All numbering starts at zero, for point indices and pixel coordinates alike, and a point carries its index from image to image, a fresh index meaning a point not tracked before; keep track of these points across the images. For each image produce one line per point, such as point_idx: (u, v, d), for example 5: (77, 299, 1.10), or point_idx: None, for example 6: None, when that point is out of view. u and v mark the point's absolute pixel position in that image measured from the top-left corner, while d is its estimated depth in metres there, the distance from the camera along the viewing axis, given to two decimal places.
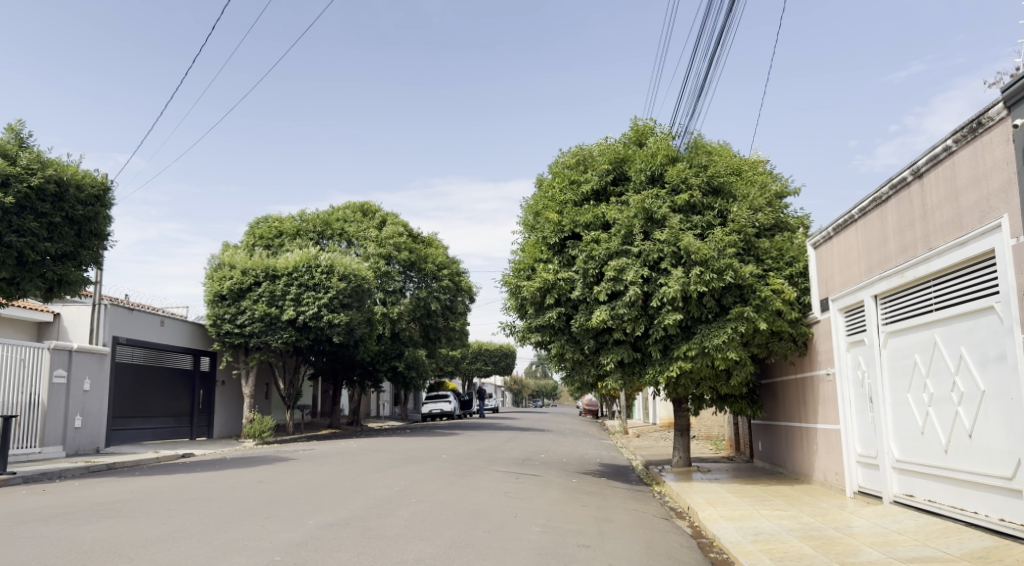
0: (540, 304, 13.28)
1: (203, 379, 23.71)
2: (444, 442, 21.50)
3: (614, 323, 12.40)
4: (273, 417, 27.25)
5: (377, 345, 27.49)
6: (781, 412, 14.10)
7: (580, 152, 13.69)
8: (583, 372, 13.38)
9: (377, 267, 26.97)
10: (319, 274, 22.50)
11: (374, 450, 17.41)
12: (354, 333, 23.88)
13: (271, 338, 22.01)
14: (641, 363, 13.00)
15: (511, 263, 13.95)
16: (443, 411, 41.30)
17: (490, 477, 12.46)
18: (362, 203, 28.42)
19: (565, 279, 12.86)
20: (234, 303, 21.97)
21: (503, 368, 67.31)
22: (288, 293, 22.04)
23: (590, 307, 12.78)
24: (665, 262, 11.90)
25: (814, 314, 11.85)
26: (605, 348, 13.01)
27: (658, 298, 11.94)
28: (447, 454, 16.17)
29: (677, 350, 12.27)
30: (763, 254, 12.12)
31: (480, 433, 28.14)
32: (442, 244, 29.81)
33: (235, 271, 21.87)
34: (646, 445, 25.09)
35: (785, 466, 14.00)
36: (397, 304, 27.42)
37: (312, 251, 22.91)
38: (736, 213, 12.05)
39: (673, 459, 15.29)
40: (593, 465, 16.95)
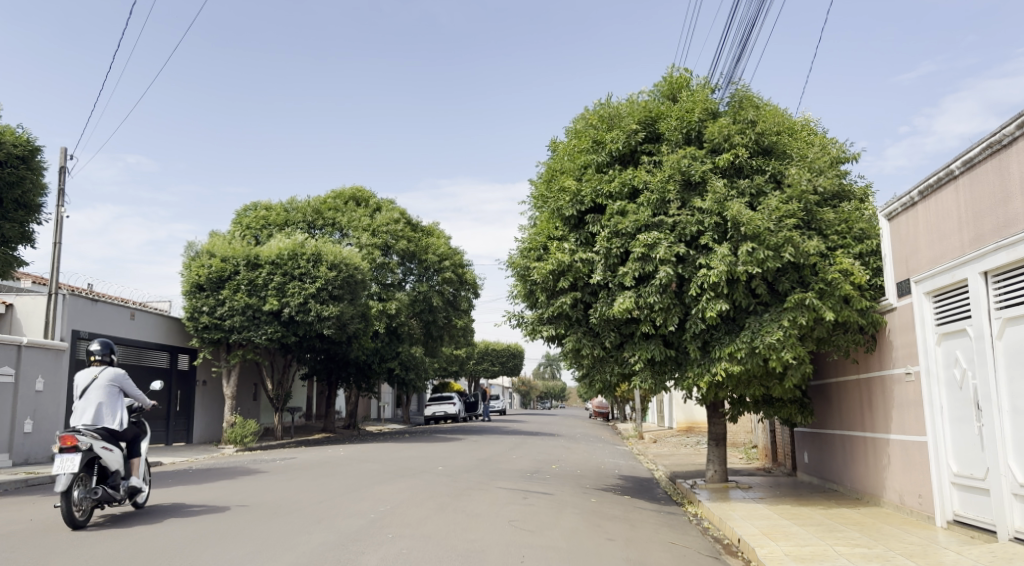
0: (554, 291, 11.22)
1: (180, 379, 21.71)
2: (444, 449, 19.38)
3: (644, 314, 10.35)
4: (260, 422, 25.10)
5: (373, 343, 25.47)
6: (838, 420, 11.90)
7: (604, 108, 11.50)
8: (603, 372, 11.27)
9: (372, 258, 25.00)
10: (306, 262, 20.53)
11: (362, 461, 15.31)
12: (346, 328, 21.83)
13: (255, 334, 20.03)
14: (674, 360, 10.96)
15: (517, 241, 11.86)
16: (447, 414, 39.15)
17: (492, 499, 10.33)
18: (357, 189, 26.38)
19: (583, 261, 10.77)
20: (213, 294, 20.04)
21: (511, 369, 65.05)
22: (271, 283, 20.13)
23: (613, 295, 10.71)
24: (706, 237, 9.84)
25: (889, 301, 9.70)
26: (631, 342, 11.01)
27: (697, 283, 9.88)
28: (444, 465, 14.05)
29: (719, 347, 10.19)
30: (826, 227, 9.94)
31: (485, 438, 25.96)
32: (444, 234, 27.68)
33: (213, 259, 19.98)
34: (668, 453, 22.90)
35: (843, 484, 11.80)
36: (394, 298, 25.33)
37: (300, 237, 20.95)
38: (794, 177, 9.90)
39: (707, 474, 13.12)
40: (611, 478, 14.79)
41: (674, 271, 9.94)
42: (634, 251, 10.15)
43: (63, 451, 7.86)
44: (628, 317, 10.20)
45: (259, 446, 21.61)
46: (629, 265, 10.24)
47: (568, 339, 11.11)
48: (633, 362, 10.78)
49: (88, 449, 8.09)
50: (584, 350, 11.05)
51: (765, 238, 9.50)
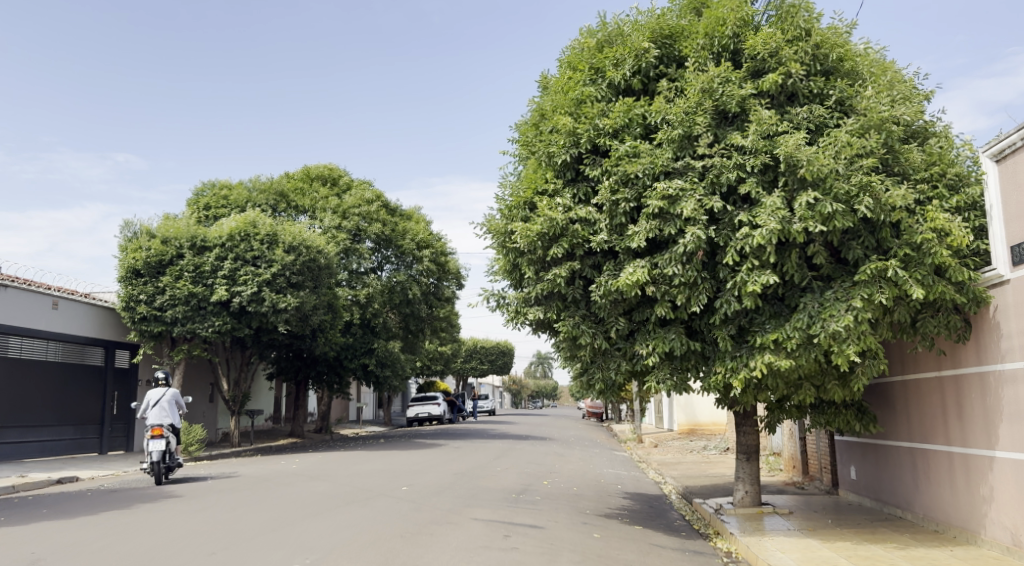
0: (547, 263, 8.89)
1: (119, 379, 19.00)
2: (417, 459, 16.75)
3: (662, 291, 7.84)
4: (212, 432, 22.34)
5: (344, 338, 22.93)
6: (907, 429, 9.35)
7: (607, 27, 8.97)
8: (607, 368, 8.72)
9: (338, 242, 22.44)
10: (260, 244, 17.80)
11: (314, 476, 12.67)
12: (309, 321, 19.06)
13: (200, 327, 17.33)
14: (700, 355, 8.35)
15: (498, 200, 9.49)
16: (431, 416, 36.49)
17: (460, 540, 7.69)
18: (327, 167, 23.83)
19: (582, 221, 8.45)
20: (152, 281, 17.36)
21: (501, 368, 62.36)
22: (219, 269, 17.36)
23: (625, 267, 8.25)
24: (747, 185, 7.32)
25: (998, 272, 7.12)
26: (643, 332, 8.50)
27: (735, 248, 7.33)
28: (409, 484, 11.42)
29: (760, 333, 7.57)
30: (913, 171, 7.37)
31: (467, 444, 23.36)
32: (424, 217, 25.12)
33: (153, 241, 17.32)
34: (674, 461, 20.32)
35: (914, 512, 9.23)
36: (364, 284, 22.86)
37: (254, 215, 18.20)
38: (868, 102, 7.35)
39: (735, 496, 10.58)
40: (615, 498, 12.20)
41: (706, 231, 7.44)
42: (649, 205, 7.69)
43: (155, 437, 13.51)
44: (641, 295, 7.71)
45: (208, 455, 18.87)
46: (641, 224, 7.75)
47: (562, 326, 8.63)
48: (645, 356, 8.24)
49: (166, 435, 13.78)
50: (582, 338, 8.56)
51: (832, 184, 6.95)
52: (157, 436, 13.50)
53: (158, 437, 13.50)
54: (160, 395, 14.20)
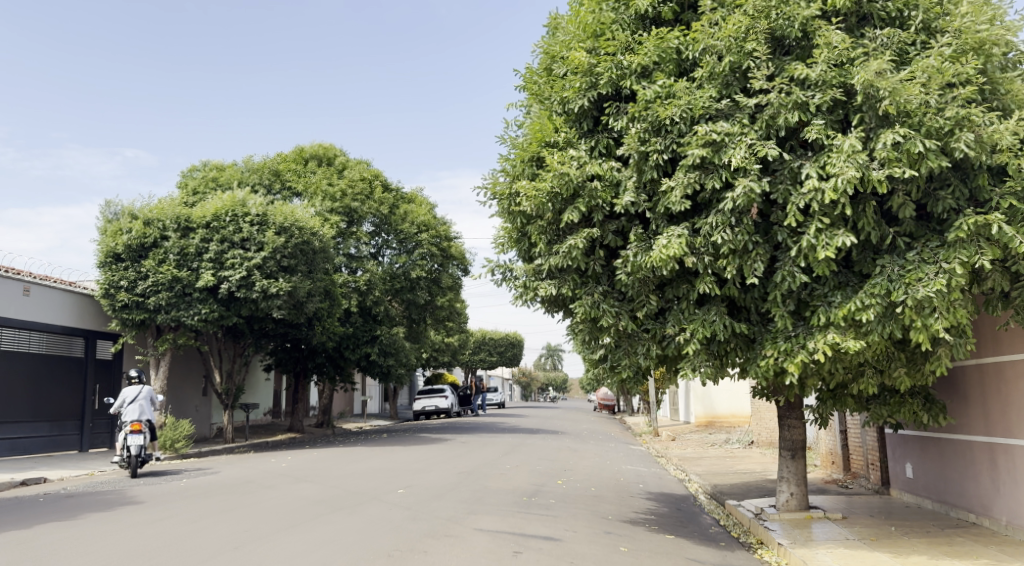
0: (561, 231, 7.57)
1: (101, 371, 17.78)
2: (419, 455, 15.48)
3: (703, 257, 6.53)
4: (206, 428, 21.05)
5: (343, 327, 21.70)
6: (987, 422, 7.95)
7: None
8: (631, 352, 7.38)
9: (334, 226, 21.26)
10: (249, 226, 16.48)
11: (301, 476, 11.40)
12: (304, 309, 17.72)
13: (186, 315, 16.07)
14: (745, 337, 6.96)
15: (501, 157, 8.23)
16: (438, 408, 35.25)
17: (462, 558, 6.36)
18: (324, 146, 22.57)
19: (603, 178, 7.11)
20: (134, 266, 16.08)
21: (510, 359, 61.11)
22: (206, 251, 16.09)
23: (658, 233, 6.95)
24: (812, 125, 5.97)
25: None
26: (676, 309, 7.17)
27: (795, 204, 6.00)
28: (406, 486, 10.12)
29: (823, 308, 6.25)
30: (1017, 104, 5.98)
31: (474, 438, 22.06)
32: (427, 199, 23.90)
33: (135, 223, 16.04)
34: (696, 456, 18.97)
35: (994, 519, 7.86)
36: (364, 269, 21.70)
37: (243, 195, 16.90)
38: (960, 22, 6.03)
39: (779, 499, 9.24)
40: (638, 500, 10.87)
41: (760, 183, 6.09)
42: (688, 154, 6.38)
43: (134, 432, 12.38)
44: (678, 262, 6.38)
45: (197, 451, 17.63)
46: (680, 177, 6.44)
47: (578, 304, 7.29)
48: (679, 337, 6.90)
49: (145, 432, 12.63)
50: (603, 318, 7.22)
51: (921, 119, 5.61)
52: (135, 431, 12.38)
53: (136, 432, 12.37)
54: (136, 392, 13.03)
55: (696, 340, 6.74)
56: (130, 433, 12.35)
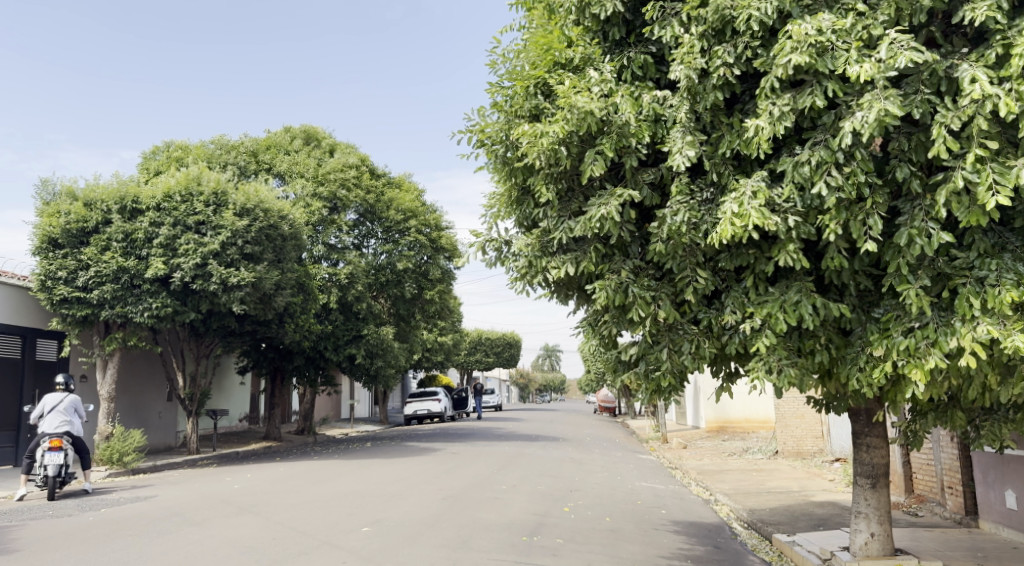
0: (583, 189, 5.48)
1: (42, 375, 15.62)
2: (401, 471, 13.40)
3: (790, 214, 4.44)
4: (172, 436, 19.06)
5: (323, 325, 19.62)
6: None
7: None
8: (671, 351, 5.24)
9: (313, 212, 19.21)
10: (204, 206, 14.44)
11: (248, 504, 9.28)
12: (273, 303, 15.58)
13: (134, 310, 13.94)
14: (836, 327, 4.98)
15: (492, 90, 6.04)
16: (431, 413, 33.18)
17: None
18: (307, 127, 20.49)
19: (646, 112, 5.11)
20: (72, 254, 13.89)
21: (508, 360, 59.07)
22: (156, 236, 14.02)
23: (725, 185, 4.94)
24: (974, 7, 4.06)
25: None
26: (738, 291, 5.14)
27: (945, 124, 3.97)
28: (375, 520, 8.04)
29: (969, 286, 4.23)
30: None
31: (467, 447, 19.94)
32: (416, 185, 21.86)
33: (74, 204, 13.92)
34: (716, 470, 16.89)
35: None
36: (345, 261, 19.51)
37: (199, 172, 14.85)
38: None
39: (854, 540, 7.14)
40: (665, 535, 8.78)
41: (895, 99, 4.03)
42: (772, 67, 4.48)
43: (52, 450, 10.31)
44: (760, 224, 4.33)
45: (151, 463, 15.46)
46: (768, 109, 4.50)
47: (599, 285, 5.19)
48: (748, 333, 4.86)
49: (67, 449, 10.54)
50: (637, 306, 5.11)
51: None
52: (53, 448, 10.30)
53: (55, 450, 10.29)
54: (54, 401, 10.88)
55: (774, 333, 4.77)
56: (47, 450, 10.27)
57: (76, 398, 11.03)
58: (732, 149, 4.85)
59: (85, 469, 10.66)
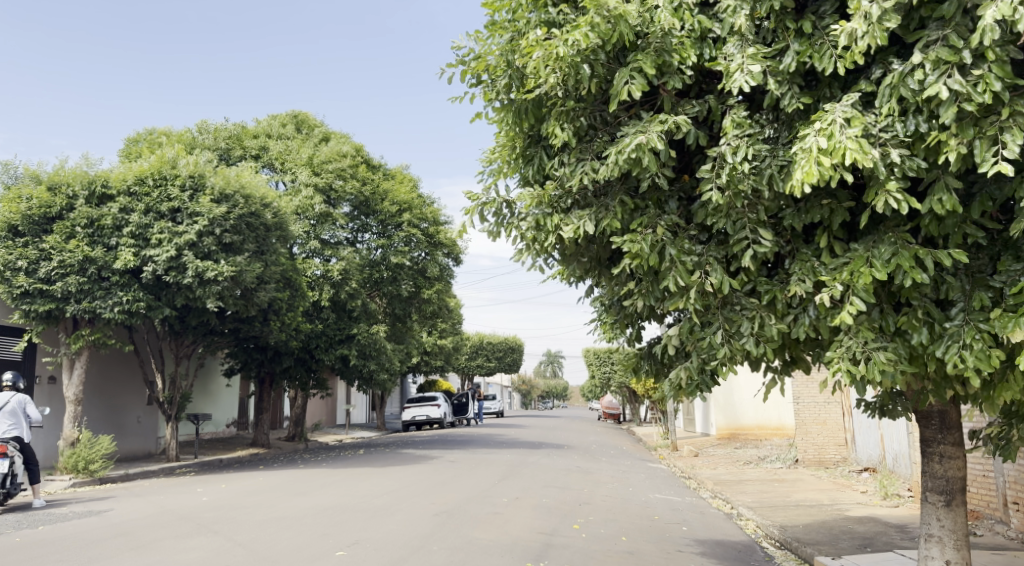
0: (609, 126, 4.41)
1: None
2: (391, 481, 12.21)
3: (890, 144, 3.57)
4: (152, 442, 17.90)
5: (314, 324, 18.46)
6: None
7: None
8: (723, 334, 4.23)
9: (304, 203, 18.11)
10: (180, 191, 13.32)
11: (211, 520, 8.10)
12: (255, 299, 14.40)
13: (102, 305, 12.78)
14: (927, 296, 3.98)
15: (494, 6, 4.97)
16: (429, 419, 31.94)
17: None
18: (296, 113, 19.56)
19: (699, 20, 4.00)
20: (35, 243, 12.72)
21: (509, 365, 57.81)
22: (127, 223, 12.91)
23: (796, 114, 3.96)
24: None
25: None
26: (808, 252, 4.18)
27: None
28: (352, 542, 6.87)
29: None
30: None
31: (466, 454, 18.73)
32: (413, 177, 20.74)
33: (37, 188, 12.78)
34: (734, 480, 15.68)
35: None
36: (338, 257, 18.31)
37: (176, 155, 13.76)
38: None
39: None
40: (691, 559, 7.57)
41: None
42: None
43: None
44: (858, 159, 3.39)
45: (122, 472, 14.24)
46: (863, 10, 3.46)
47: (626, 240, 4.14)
48: (819, 298, 3.88)
49: (12, 457, 9.34)
50: (670, 275, 4.04)
51: None
52: None
53: None
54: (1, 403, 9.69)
55: (857, 299, 3.74)
56: None
57: (26, 401, 9.84)
58: (800, 63, 3.79)
59: (33, 479, 9.45)
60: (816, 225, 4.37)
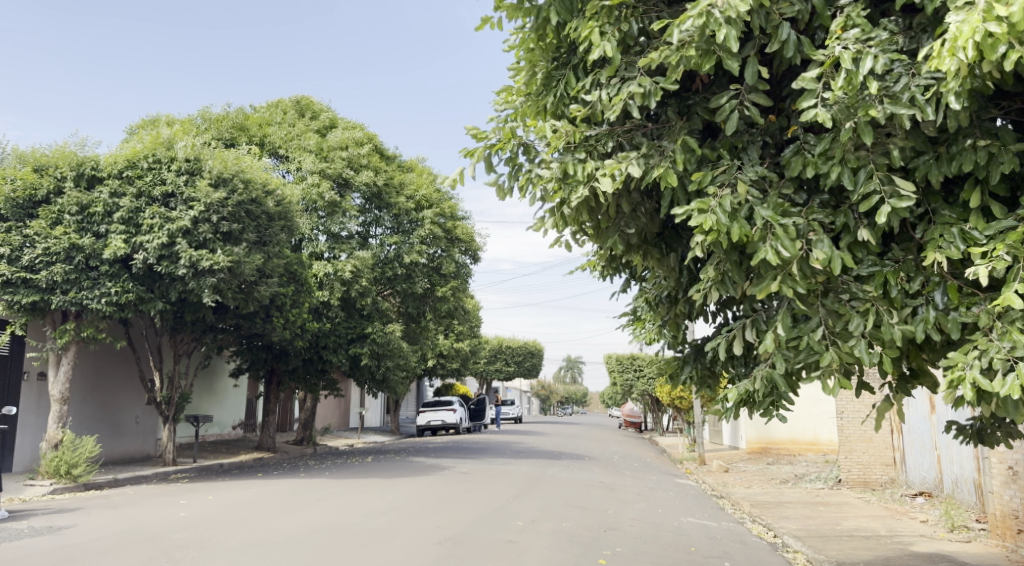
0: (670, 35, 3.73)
1: None
2: (395, 495, 11.06)
3: None
4: (150, 444, 16.93)
5: (323, 322, 17.42)
6: None
7: None
8: (832, 333, 3.28)
9: (312, 193, 17.11)
10: (175, 174, 12.37)
11: (177, 545, 6.95)
12: (253, 294, 13.36)
13: (89, 296, 11.79)
14: None
15: None
16: (445, 424, 30.80)
17: None
18: (300, 98, 18.58)
19: None
20: (17, 229, 11.72)
21: (529, 371, 56.52)
22: (117, 209, 11.94)
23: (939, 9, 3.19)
24: None
25: None
26: (944, 220, 3.14)
27: None
28: None
29: None
30: None
31: (480, 464, 17.56)
32: (430, 169, 19.68)
33: (20, 170, 11.81)
34: (772, 501, 14.37)
35: None
36: (350, 254, 17.34)
37: (172, 135, 12.81)
38: None
39: None
40: None
41: None
42: None
43: None
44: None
45: (111, 476, 13.23)
46: None
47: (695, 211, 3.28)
48: (972, 275, 2.81)
49: None
50: (762, 248, 3.19)
51: None
52: None
53: None
54: None
55: None
56: None
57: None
58: None
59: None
60: (957, 180, 3.32)
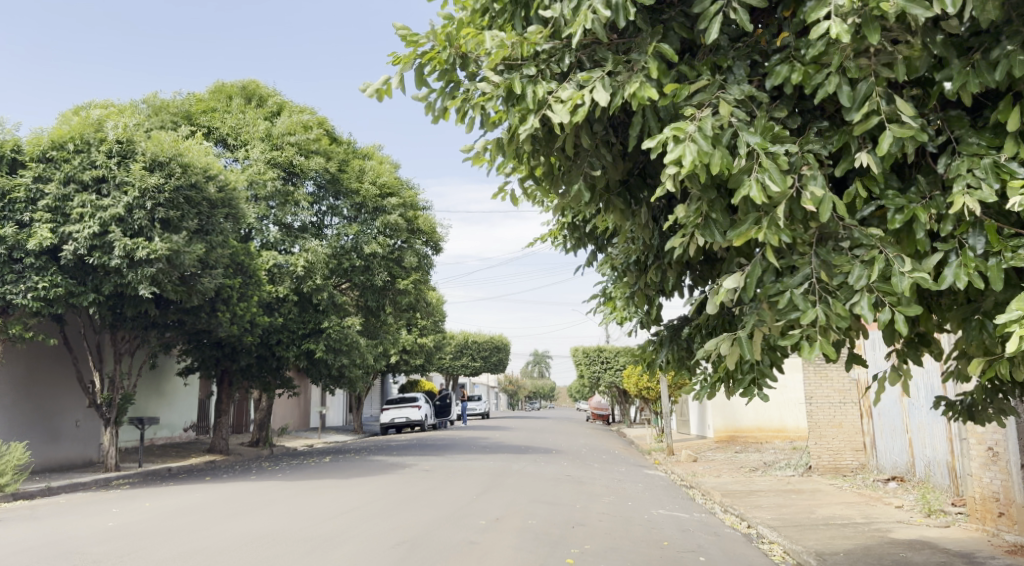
0: None
1: None
2: (350, 496, 10.37)
3: None
4: (94, 449, 16.00)
5: (276, 317, 16.59)
6: None
7: None
8: (829, 283, 2.82)
9: (260, 180, 16.24)
10: (107, 158, 11.49)
11: (95, 559, 6.20)
12: (196, 286, 12.54)
13: (13, 290, 10.90)
14: None
15: None
16: (409, 421, 30.06)
17: None
18: (247, 83, 17.59)
19: None
20: None
21: (495, 366, 55.89)
22: (44, 196, 11.08)
23: None
24: None
25: None
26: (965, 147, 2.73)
27: None
28: None
29: None
30: None
31: (443, 461, 16.91)
32: (388, 156, 18.90)
33: None
34: (743, 491, 13.99)
35: None
36: (303, 246, 16.56)
37: (103, 116, 11.88)
38: None
39: None
40: None
41: None
42: None
43: None
44: None
45: (43, 484, 12.30)
46: None
47: (669, 140, 2.80)
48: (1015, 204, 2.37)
49: None
50: (745, 181, 2.75)
51: None
52: None
53: None
54: None
55: None
56: None
57: None
58: None
59: None
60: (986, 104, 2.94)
